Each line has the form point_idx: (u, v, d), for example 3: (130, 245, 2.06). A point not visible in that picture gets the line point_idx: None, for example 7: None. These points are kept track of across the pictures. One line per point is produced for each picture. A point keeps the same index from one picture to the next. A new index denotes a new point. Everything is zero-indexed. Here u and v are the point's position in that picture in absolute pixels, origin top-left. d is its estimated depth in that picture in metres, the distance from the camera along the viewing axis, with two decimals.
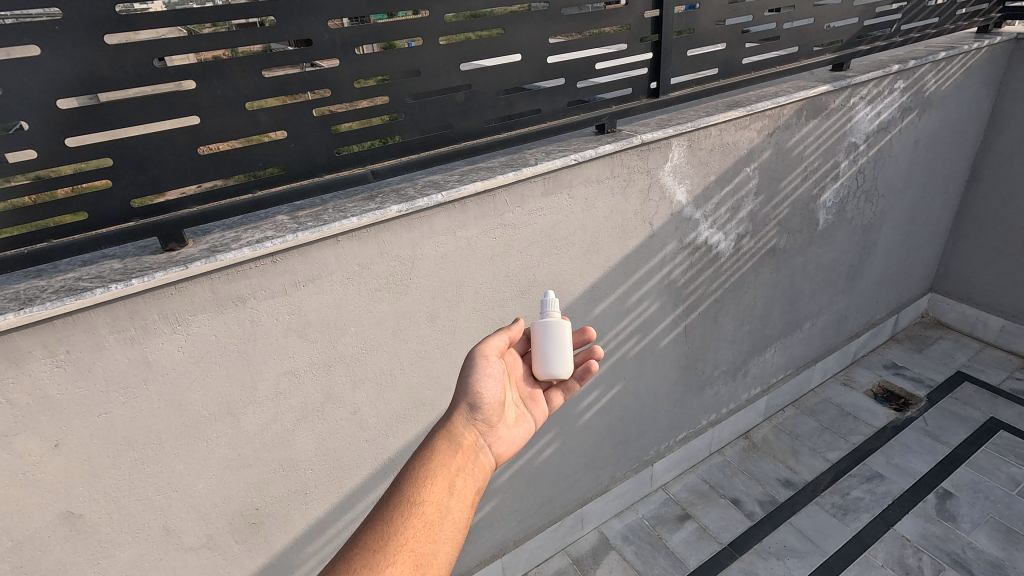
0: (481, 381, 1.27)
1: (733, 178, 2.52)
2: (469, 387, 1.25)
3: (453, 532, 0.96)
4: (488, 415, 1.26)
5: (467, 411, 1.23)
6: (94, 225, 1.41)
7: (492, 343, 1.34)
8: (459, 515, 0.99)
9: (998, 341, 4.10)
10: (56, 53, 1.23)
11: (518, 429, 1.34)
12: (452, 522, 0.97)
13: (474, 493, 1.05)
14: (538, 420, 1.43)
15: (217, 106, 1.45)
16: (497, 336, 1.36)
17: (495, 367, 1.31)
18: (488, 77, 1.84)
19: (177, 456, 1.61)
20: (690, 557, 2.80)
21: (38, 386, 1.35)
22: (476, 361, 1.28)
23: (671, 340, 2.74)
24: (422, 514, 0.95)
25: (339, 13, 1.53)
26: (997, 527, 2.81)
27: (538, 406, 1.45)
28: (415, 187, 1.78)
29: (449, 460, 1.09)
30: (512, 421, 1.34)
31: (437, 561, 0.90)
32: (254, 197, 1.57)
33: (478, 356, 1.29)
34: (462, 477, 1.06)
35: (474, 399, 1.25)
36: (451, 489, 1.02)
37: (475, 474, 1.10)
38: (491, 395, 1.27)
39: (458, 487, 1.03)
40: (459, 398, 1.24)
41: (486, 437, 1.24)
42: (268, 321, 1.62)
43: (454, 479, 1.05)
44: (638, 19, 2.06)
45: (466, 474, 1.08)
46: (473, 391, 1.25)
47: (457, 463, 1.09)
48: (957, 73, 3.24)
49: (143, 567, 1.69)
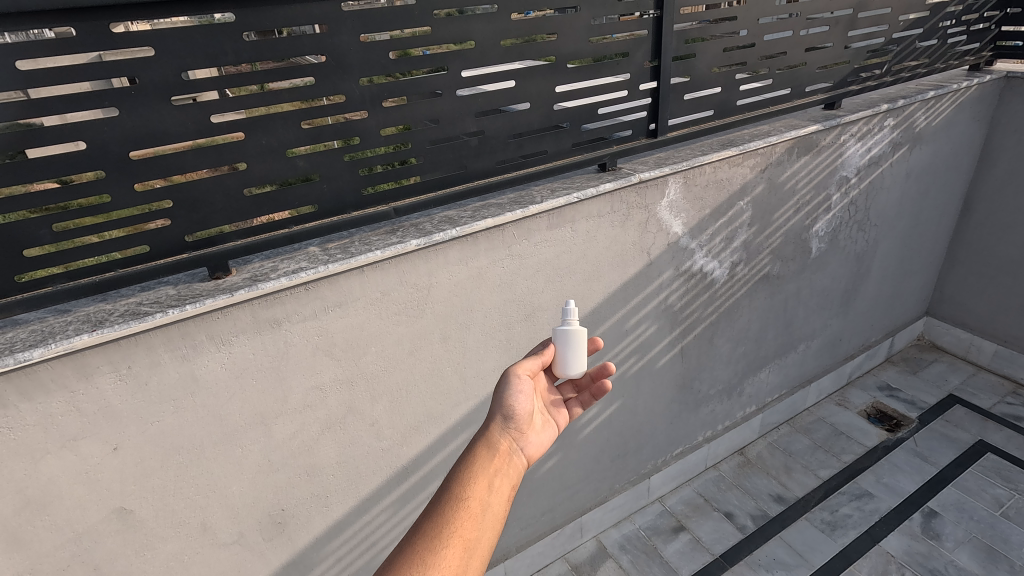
0: (515, 397, 1.40)
1: (727, 211, 2.70)
2: (503, 400, 1.39)
3: (493, 521, 1.10)
4: (521, 422, 1.40)
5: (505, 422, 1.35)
6: (154, 257, 1.62)
7: (525, 364, 1.49)
8: (498, 507, 1.12)
9: (991, 365, 4.21)
10: (129, 113, 1.44)
11: (547, 433, 1.47)
12: (492, 512, 1.11)
13: (509, 489, 1.19)
14: (561, 425, 1.56)
15: (262, 153, 1.66)
16: (529, 359, 1.51)
17: (527, 385, 1.46)
18: (500, 123, 2.04)
19: (215, 460, 1.81)
20: (683, 566, 2.95)
21: (103, 397, 1.55)
22: (510, 379, 1.43)
23: (668, 360, 2.91)
24: (468, 506, 1.10)
25: (370, 71, 1.74)
26: (979, 546, 2.93)
27: (560, 411, 1.59)
28: (432, 223, 1.98)
29: (487, 462, 1.22)
30: (543, 426, 1.47)
31: (482, 544, 1.05)
32: (290, 232, 1.77)
33: (511, 376, 1.43)
34: (499, 476, 1.20)
35: (510, 411, 1.38)
36: (490, 486, 1.16)
37: (510, 474, 1.24)
38: (524, 409, 1.40)
39: (496, 484, 1.17)
40: (495, 411, 1.38)
41: (521, 441, 1.37)
42: (300, 342, 1.82)
43: (493, 478, 1.19)
44: (638, 68, 2.26)
45: (502, 474, 1.22)
46: (507, 404, 1.39)
47: (494, 465, 1.23)
48: (947, 110, 3.40)
49: (182, 560, 1.88)
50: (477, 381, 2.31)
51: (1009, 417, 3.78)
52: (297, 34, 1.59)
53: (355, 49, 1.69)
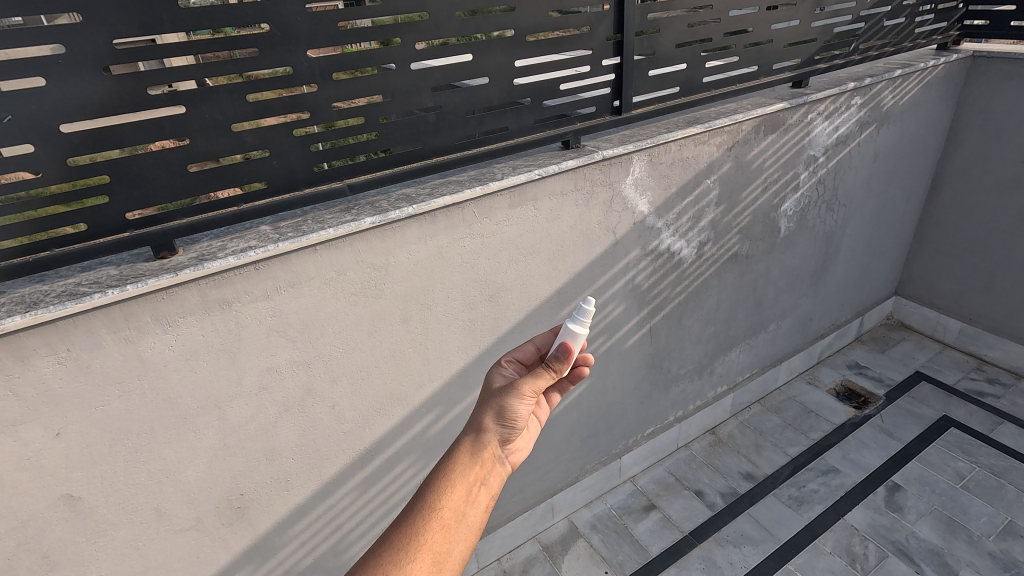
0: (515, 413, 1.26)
1: (694, 189, 2.69)
2: (502, 412, 1.26)
3: (467, 533, 1.07)
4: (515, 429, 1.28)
5: (498, 429, 1.24)
6: (94, 236, 1.56)
7: (536, 385, 1.29)
8: (474, 520, 1.09)
9: (956, 343, 4.29)
10: (58, 83, 1.38)
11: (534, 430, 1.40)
12: (466, 525, 1.08)
13: (489, 498, 1.14)
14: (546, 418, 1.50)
15: (206, 128, 1.60)
16: (538, 378, 1.30)
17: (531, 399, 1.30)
18: (458, 99, 2.00)
19: (167, 445, 1.77)
20: (653, 544, 2.98)
21: (42, 381, 1.50)
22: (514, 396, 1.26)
23: (638, 340, 2.91)
24: (442, 522, 1.06)
25: (318, 43, 1.68)
26: (940, 518, 3.00)
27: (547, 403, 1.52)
28: (388, 200, 1.94)
29: (469, 471, 1.15)
30: (530, 425, 1.39)
31: (453, 558, 1.03)
32: (239, 210, 1.72)
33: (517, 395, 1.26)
34: (479, 484, 1.14)
35: (507, 422, 1.26)
36: (468, 495, 1.11)
37: (493, 482, 1.18)
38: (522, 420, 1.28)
39: (476, 493, 1.12)
40: (490, 416, 1.25)
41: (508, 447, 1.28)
42: (252, 323, 1.77)
43: (473, 487, 1.13)
44: (601, 44, 2.22)
45: (483, 482, 1.16)
46: (505, 416, 1.26)
47: (477, 473, 1.16)
48: (914, 89, 3.41)
49: (136, 547, 1.84)
50: (441, 362, 2.29)
51: (972, 393, 3.86)
52: (238, 3, 1.52)
53: (301, 19, 1.63)
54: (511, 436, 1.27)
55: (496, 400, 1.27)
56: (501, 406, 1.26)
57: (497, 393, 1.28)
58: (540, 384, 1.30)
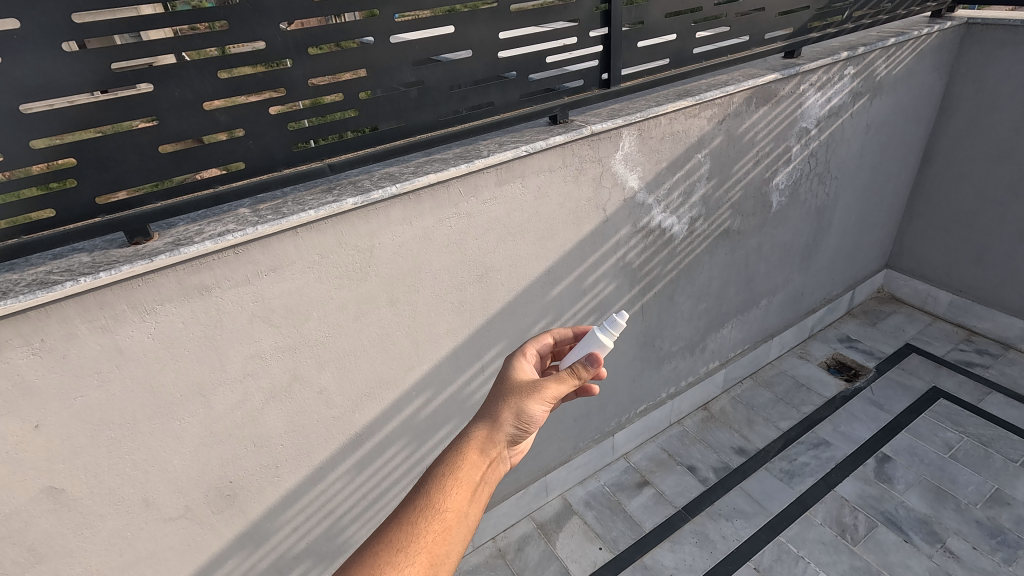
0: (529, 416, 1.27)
1: (685, 164, 2.65)
2: (518, 413, 1.26)
3: (466, 536, 1.05)
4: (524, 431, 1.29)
5: (511, 430, 1.24)
6: (63, 222, 1.50)
7: (553, 392, 1.31)
8: (475, 523, 1.07)
9: (946, 314, 4.31)
10: (15, 61, 1.30)
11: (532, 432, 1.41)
12: (468, 527, 1.06)
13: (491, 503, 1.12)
14: None
15: (175, 107, 1.53)
16: (556, 386, 1.32)
17: (544, 406, 1.30)
18: (441, 73, 1.93)
19: (151, 434, 1.74)
20: (646, 520, 3.01)
21: (16, 372, 1.45)
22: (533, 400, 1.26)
23: (629, 319, 2.90)
24: (447, 521, 1.03)
25: (291, 16, 1.60)
26: (928, 488, 3.05)
27: None
28: (371, 180, 1.88)
29: (476, 470, 1.14)
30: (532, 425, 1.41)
31: (451, 561, 1.01)
32: (215, 192, 1.67)
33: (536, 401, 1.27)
34: (483, 488, 1.13)
35: (520, 424, 1.26)
36: (472, 498, 1.09)
37: (496, 485, 1.16)
38: (534, 423, 1.29)
39: (481, 495, 1.10)
40: (505, 415, 1.25)
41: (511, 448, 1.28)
42: (233, 309, 1.73)
43: (478, 488, 1.11)
44: (588, 14, 2.15)
45: (487, 485, 1.14)
46: (520, 418, 1.26)
47: (483, 474, 1.15)
48: (908, 57, 3.36)
49: (125, 536, 1.82)
50: (430, 344, 2.25)
51: (961, 363, 3.89)
52: None
53: None
54: (518, 438, 1.27)
55: (513, 401, 1.27)
56: (517, 407, 1.26)
57: (514, 393, 1.29)
58: (559, 391, 1.33)
